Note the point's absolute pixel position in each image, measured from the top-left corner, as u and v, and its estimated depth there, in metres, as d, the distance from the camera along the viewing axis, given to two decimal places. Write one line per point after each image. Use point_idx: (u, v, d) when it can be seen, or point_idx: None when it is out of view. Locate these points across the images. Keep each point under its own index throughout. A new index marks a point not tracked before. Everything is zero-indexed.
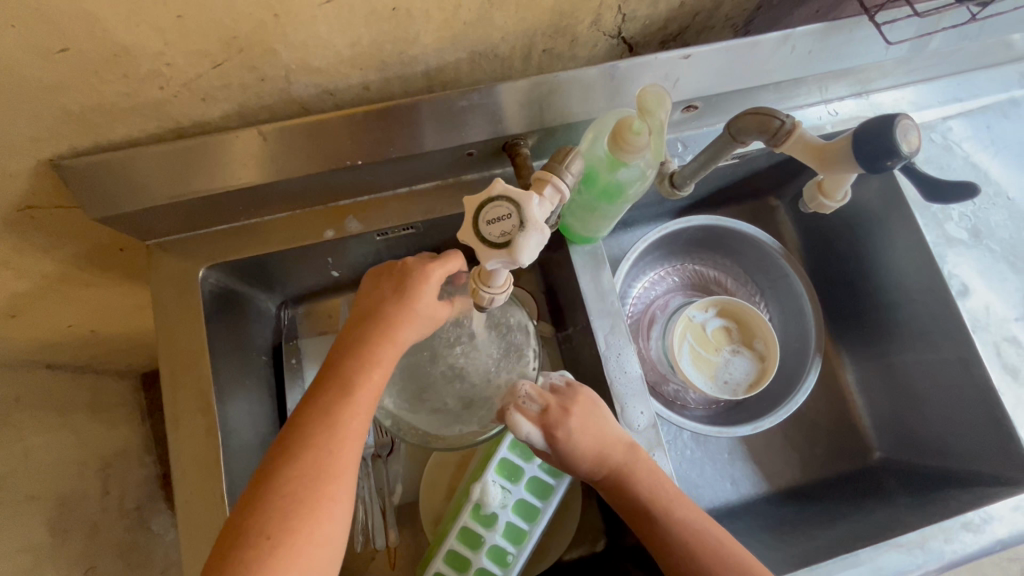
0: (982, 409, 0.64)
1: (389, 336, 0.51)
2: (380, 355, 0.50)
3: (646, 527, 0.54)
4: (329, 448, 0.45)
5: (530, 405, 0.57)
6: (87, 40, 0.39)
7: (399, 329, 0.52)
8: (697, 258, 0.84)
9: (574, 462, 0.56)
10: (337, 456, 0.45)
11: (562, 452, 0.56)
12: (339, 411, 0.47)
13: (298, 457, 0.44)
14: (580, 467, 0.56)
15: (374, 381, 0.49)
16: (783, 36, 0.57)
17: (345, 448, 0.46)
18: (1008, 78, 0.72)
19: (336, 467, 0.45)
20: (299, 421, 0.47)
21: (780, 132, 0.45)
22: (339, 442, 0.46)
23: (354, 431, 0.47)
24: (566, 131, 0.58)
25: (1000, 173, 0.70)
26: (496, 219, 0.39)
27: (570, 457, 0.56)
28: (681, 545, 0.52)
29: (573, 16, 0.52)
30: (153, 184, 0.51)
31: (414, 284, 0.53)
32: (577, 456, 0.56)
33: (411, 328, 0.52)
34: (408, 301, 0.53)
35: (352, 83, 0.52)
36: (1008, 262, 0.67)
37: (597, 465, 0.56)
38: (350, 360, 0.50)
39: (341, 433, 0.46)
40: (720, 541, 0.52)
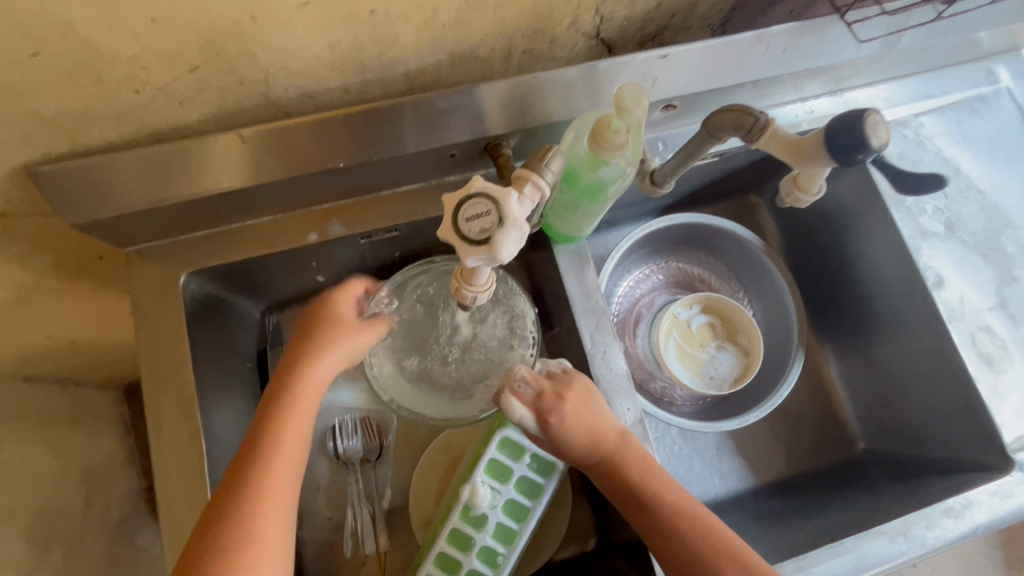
0: (960, 398, 0.66)
1: (310, 376, 0.51)
2: (304, 397, 0.50)
3: (638, 514, 0.54)
4: (267, 496, 0.45)
5: (526, 389, 0.57)
6: (59, 44, 0.39)
7: (321, 365, 0.52)
8: (681, 256, 0.84)
9: (566, 449, 0.56)
10: (256, 517, 0.44)
11: (554, 438, 0.56)
12: (258, 468, 0.46)
13: (240, 511, 0.44)
14: (572, 454, 0.57)
15: (294, 427, 0.49)
16: (757, 36, 0.58)
17: (267, 505, 0.44)
18: (977, 75, 0.74)
19: (273, 513, 0.44)
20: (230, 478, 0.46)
21: (754, 128, 0.46)
22: (259, 503, 0.44)
23: (277, 485, 0.45)
24: (548, 131, 0.59)
25: (971, 167, 0.71)
26: (477, 216, 0.39)
27: (562, 445, 0.56)
28: (673, 531, 0.52)
29: (552, 16, 0.53)
30: (129, 190, 0.51)
31: (330, 324, 0.55)
32: (569, 442, 0.56)
33: (332, 364, 0.53)
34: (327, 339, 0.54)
35: (332, 85, 0.52)
36: (981, 253, 0.69)
37: (589, 453, 0.56)
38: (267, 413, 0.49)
39: (261, 491, 0.45)
40: (710, 527, 0.53)
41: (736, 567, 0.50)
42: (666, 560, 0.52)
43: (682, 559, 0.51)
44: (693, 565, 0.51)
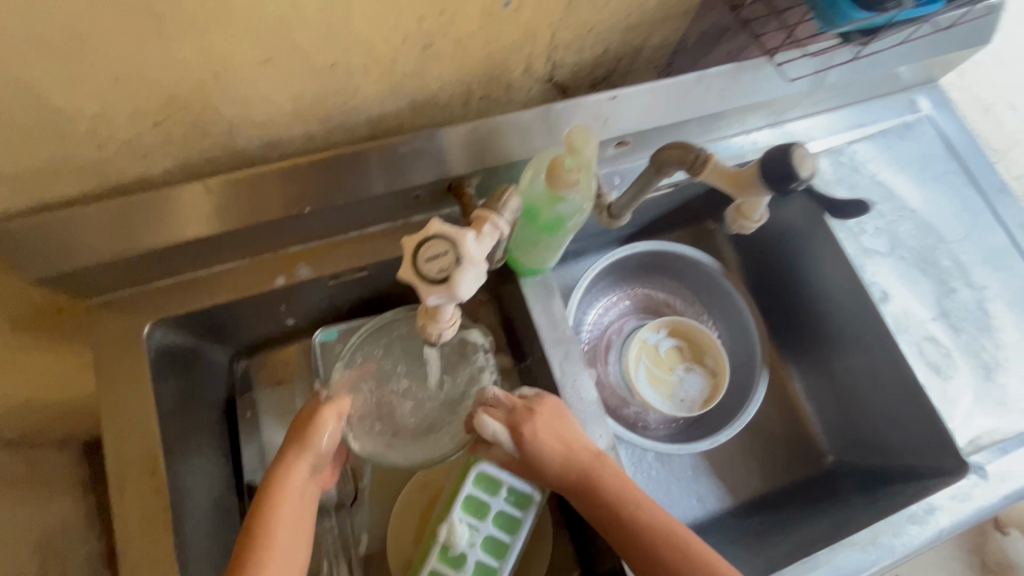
0: (914, 405, 0.69)
1: (277, 495, 0.53)
2: (274, 519, 0.51)
3: (617, 534, 0.55)
4: None
5: (499, 407, 0.61)
6: (20, 106, 0.40)
7: (295, 464, 0.55)
8: (646, 282, 0.86)
9: (542, 467, 0.58)
10: None
11: (529, 455, 0.58)
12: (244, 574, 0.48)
13: None
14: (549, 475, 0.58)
15: (274, 529, 0.51)
16: (698, 77, 0.63)
17: None
18: (901, 105, 0.81)
19: None
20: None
21: (696, 162, 0.50)
22: None
23: None
24: (508, 170, 0.61)
25: (903, 188, 0.77)
26: (433, 256, 0.41)
27: (536, 459, 0.58)
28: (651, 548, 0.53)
29: (506, 64, 0.56)
30: (88, 243, 0.50)
31: (296, 434, 0.57)
32: (544, 459, 0.58)
33: (302, 466, 0.55)
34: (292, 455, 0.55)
35: (297, 134, 0.53)
36: (920, 268, 0.73)
37: (567, 474, 0.58)
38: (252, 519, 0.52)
39: None
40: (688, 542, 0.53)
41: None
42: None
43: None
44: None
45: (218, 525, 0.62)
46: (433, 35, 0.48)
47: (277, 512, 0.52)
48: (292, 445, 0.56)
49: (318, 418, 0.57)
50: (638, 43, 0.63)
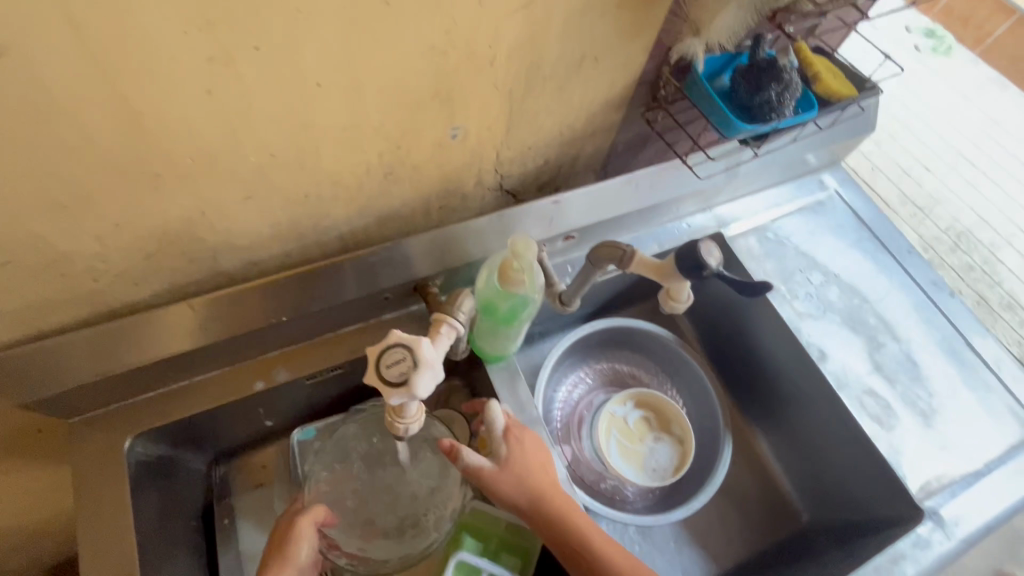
0: (866, 457, 0.73)
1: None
2: None
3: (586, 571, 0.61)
4: None
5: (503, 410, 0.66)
6: (29, 253, 0.45)
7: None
8: (610, 357, 0.91)
9: (518, 485, 0.62)
10: None
11: (515, 466, 0.62)
12: None
13: None
14: (521, 501, 0.62)
15: None
16: (628, 178, 0.73)
17: None
18: (812, 185, 0.93)
19: None
20: None
21: (624, 257, 0.57)
22: None
23: None
24: (468, 269, 0.68)
25: (826, 255, 0.87)
26: (395, 361, 0.46)
27: (513, 469, 0.62)
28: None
29: (459, 180, 0.65)
30: (74, 367, 0.54)
31: (278, 544, 0.60)
32: (525, 482, 0.62)
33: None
34: (272, 569, 0.58)
35: (275, 252, 0.60)
36: (850, 326, 0.81)
37: (540, 508, 0.62)
38: None
39: None
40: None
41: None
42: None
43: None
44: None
45: None
46: (393, 164, 0.57)
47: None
48: (274, 556, 0.59)
49: (297, 529, 0.60)
50: (574, 153, 0.73)
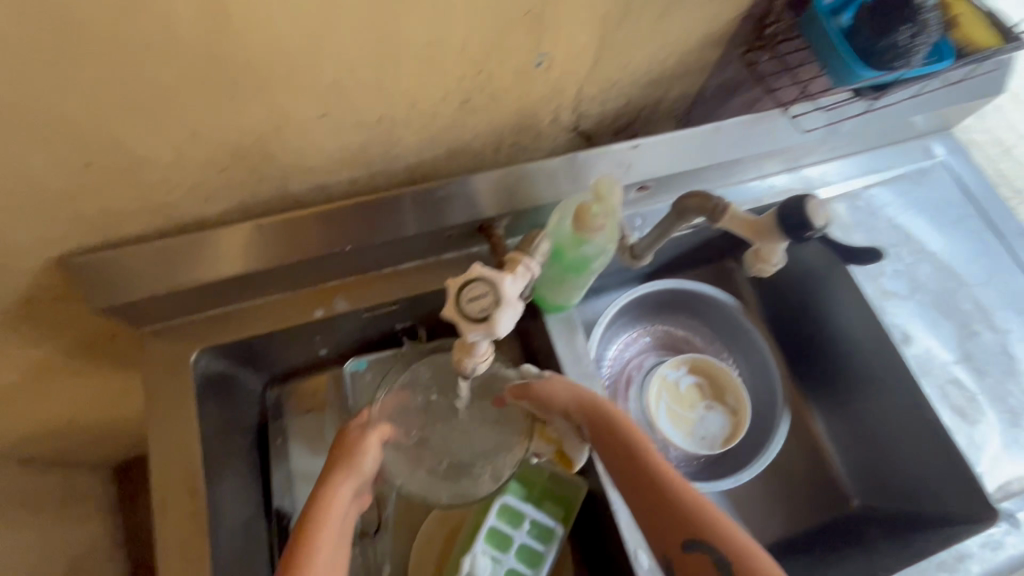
0: (939, 449, 0.69)
1: (322, 512, 0.51)
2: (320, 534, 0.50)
3: (630, 478, 0.54)
4: None
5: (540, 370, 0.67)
6: (109, 155, 0.45)
7: (341, 483, 0.54)
8: (666, 319, 0.88)
9: (563, 391, 0.60)
10: None
11: (558, 377, 0.61)
12: None
13: None
14: (570, 406, 0.59)
15: (321, 545, 0.49)
16: (716, 127, 0.67)
17: None
18: (916, 152, 0.83)
19: None
20: None
21: (716, 211, 0.53)
22: None
23: None
24: (535, 213, 0.65)
25: (922, 231, 0.79)
26: (476, 297, 0.44)
27: (564, 383, 0.60)
28: (660, 496, 0.52)
29: (535, 115, 0.60)
30: (149, 277, 0.55)
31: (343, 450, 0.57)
32: (572, 386, 0.60)
33: (350, 482, 0.54)
34: (337, 476, 0.54)
35: (342, 178, 0.58)
36: (940, 310, 0.74)
37: (590, 412, 0.59)
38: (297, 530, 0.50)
39: None
40: (703, 507, 0.50)
41: (722, 544, 0.48)
42: (652, 523, 0.52)
43: (669, 525, 0.51)
44: (681, 534, 0.50)
45: (247, 551, 0.63)
46: (471, 91, 0.53)
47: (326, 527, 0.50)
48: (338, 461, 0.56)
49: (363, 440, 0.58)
50: (659, 95, 0.67)
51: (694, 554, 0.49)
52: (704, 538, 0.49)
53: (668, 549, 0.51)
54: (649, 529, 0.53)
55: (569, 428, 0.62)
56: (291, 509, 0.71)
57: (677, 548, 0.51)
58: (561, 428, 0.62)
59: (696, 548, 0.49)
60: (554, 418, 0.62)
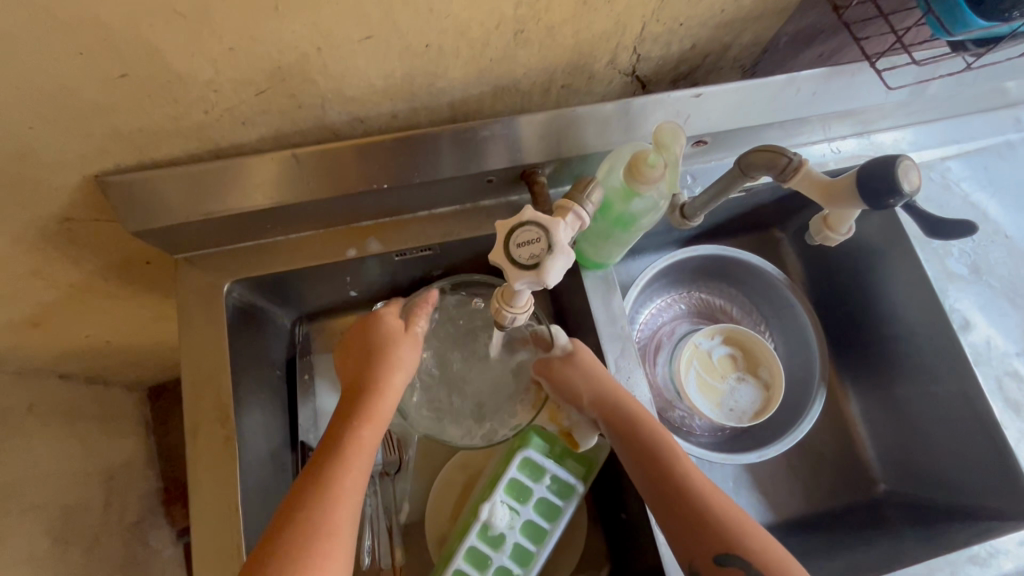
0: (984, 441, 0.65)
1: (355, 436, 0.54)
2: (362, 424, 0.56)
3: (659, 484, 0.55)
4: (334, 506, 0.50)
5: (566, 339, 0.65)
6: (145, 68, 0.42)
7: (391, 377, 0.58)
8: (704, 286, 0.84)
9: (584, 386, 0.61)
10: (332, 514, 0.49)
11: (583, 363, 0.62)
12: (338, 470, 0.52)
13: (318, 510, 0.49)
14: (587, 401, 0.61)
15: (365, 434, 0.55)
16: (788, 79, 0.61)
17: (341, 505, 0.50)
18: (1004, 123, 0.75)
19: (346, 509, 0.50)
20: (309, 483, 0.51)
21: (788, 168, 0.50)
22: (337, 499, 0.50)
23: (350, 487, 0.51)
24: (582, 162, 0.61)
25: (999, 211, 0.72)
26: (526, 242, 0.43)
27: (585, 377, 0.61)
28: (691, 505, 0.53)
29: (592, 55, 0.56)
30: (185, 201, 0.54)
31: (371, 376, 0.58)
32: (597, 380, 0.61)
33: (400, 374, 0.59)
34: (369, 398, 0.57)
35: (382, 111, 0.55)
36: (1007, 298, 0.69)
37: (609, 413, 0.60)
38: (342, 424, 0.56)
39: (338, 490, 0.51)
40: (735, 518, 0.52)
41: (754, 555, 0.50)
42: (682, 534, 0.52)
43: (700, 535, 0.51)
44: (714, 546, 0.51)
45: (272, 477, 0.65)
46: (526, 21, 0.49)
47: (358, 448, 0.54)
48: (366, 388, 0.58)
49: (390, 363, 0.59)
50: (728, 41, 0.61)
51: (726, 568, 0.50)
52: (737, 551, 0.50)
53: (697, 560, 0.52)
54: (677, 537, 0.53)
55: (583, 418, 0.64)
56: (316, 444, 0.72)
57: (708, 559, 0.51)
58: (575, 416, 0.64)
59: (728, 560, 0.50)
60: (568, 407, 0.64)
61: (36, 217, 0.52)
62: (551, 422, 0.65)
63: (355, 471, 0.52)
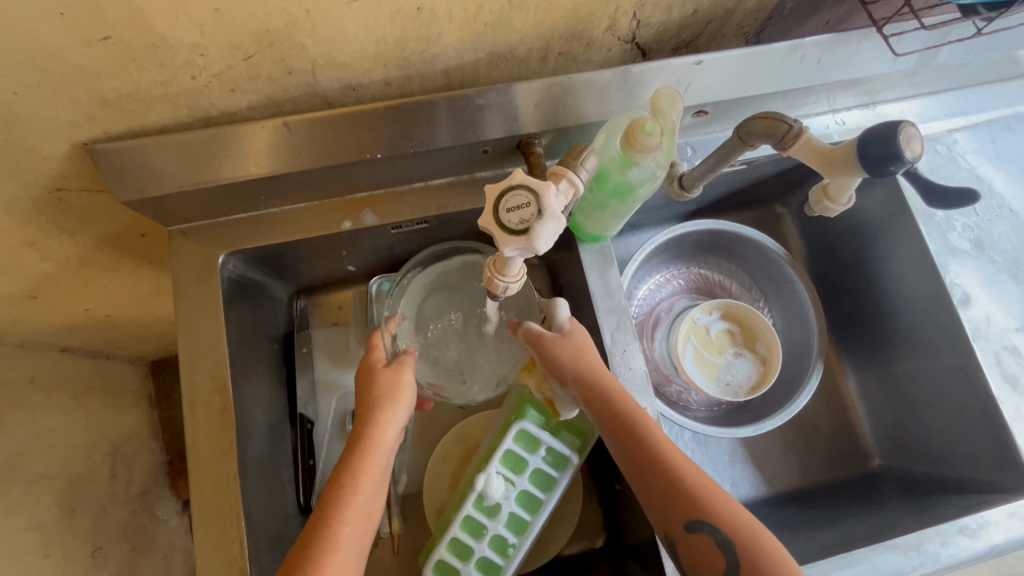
0: (979, 415, 0.65)
1: (351, 484, 0.51)
2: (360, 475, 0.52)
3: (632, 459, 0.54)
4: (327, 559, 0.47)
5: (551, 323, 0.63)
6: (127, 29, 0.41)
7: (383, 424, 0.55)
8: (703, 262, 0.84)
9: (575, 364, 0.58)
10: (324, 568, 0.46)
11: (577, 346, 0.59)
12: (331, 522, 0.49)
13: (309, 562, 0.46)
14: (572, 378, 0.57)
15: (363, 487, 0.51)
16: (793, 46, 0.59)
17: (334, 559, 0.47)
18: (1015, 94, 0.73)
19: (338, 565, 0.47)
20: (307, 535, 0.48)
21: (787, 136, 0.49)
22: (331, 556, 0.47)
23: (344, 541, 0.48)
24: (579, 132, 0.60)
25: (1004, 185, 0.71)
26: (517, 206, 0.43)
27: (575, 358, 0.58)
28: (663, 476, 0.52)
29: (590, 20, 0.54)
30: (176, 171, 0.53)
31: (361, 427, 0.55)
32: (586, 360, 0.58)
33: (393, 421, 0.56)
34: (362, 447, 0.54)
35: (375, 79, 0.54)
36: (1009, 273, 0.68)
37: (591, 389, 0.57)
38: (343, 470, 0.52)
39: (332, 544, 0.48)
40: (704, 488, 0.50)
41: (726, 525, 0.48)
42: (655, 505, 0.52)
43: (673, 506, 0.50)
44: (684, 515, 0.50)
45: (271, 447, 0.65)
46: None
47: (352, 499, 0.50)
48: (358, 441, 0.54)
49: (384, 407, 0.56)
50: (731, 6, 0.59)
51: (698, 535, 0.49)
52: (707, 519, 0.49)
53: (672, 529, 0.51)
54: (653, 510, 0.52)
55: (567, 395, 0.60)
56: (314, 416, 0.73)
57: (681, 528, 0.50)
58: (560, 392, 0.60)
59: (699, 527, 0.49)
60: (554, 382, 0.60)
61: (28, 187, 0.52)
62: (537, 391, 0.63)
63: (348, 522, 0.49)
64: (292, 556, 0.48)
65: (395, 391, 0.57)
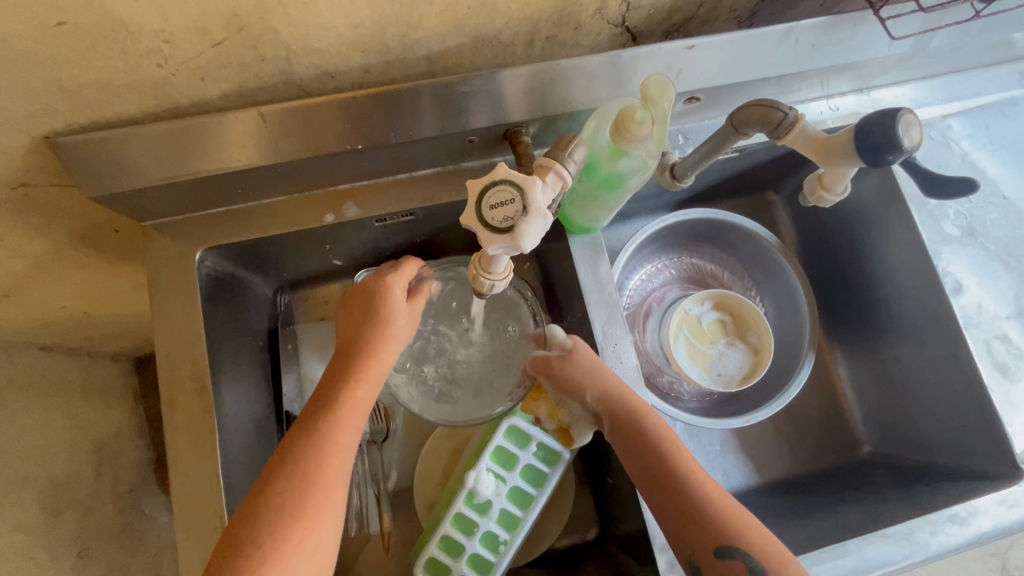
0: (970, 402, 0.65)
1: (347, 395, 0.52)
2: (358, 381, 0.53)
3: (654, 481, 0.53)
4: (329, 464, 0.48)
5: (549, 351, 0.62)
6: (84, 14, 0.39)
7: (384, 338, 0.56)
8: (695, 251, 0.83)
9: (589, 380, 0.58)
10: (326, 471, 0.47)
11: (586, 361, 0.59)
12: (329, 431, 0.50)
13: (305, 467, 0.47)
14: (590, 395, 0.58)
15: (358, 398, 0.53)
16: (788, 28, 0.57)
17: (335, 463, 0.48)
18: (1008, 78, 0.72)
19: (335, 473, 0.48)
20: (296, 443, 0.49)
21: (782, 124, 0.47)
22: (331, 458, 0.48)
23: (343, 446, 0.49)
24: (568, 119, 0.58)
25: (998, 172, 0.70)
26: (500, 203, 0.41)
27: (583, 378, 0.58)
28: (689, 501, 0.51)
29: (578, 4, 0.52)
30: (148, 165, 0.51)
31: (359, 339, 0.56)
32: (600, 376, 0.58)
33: (392, 339, 0.57)
34: (362, 357, 0.54)
35: (353, 65, 0.51)
36: (1001, 260, 0.68)
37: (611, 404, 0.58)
38: (335, 384, 0.53)
39: (330, 447, 0.49)
40: (732, 512, 0.50)
41: (754, 549, 0.48)
42: (680, 528, 0.51)
43: (698, 529, 0.50)
44: (713, 540, 0.49)
45: (257, 447, 0.64)
46: None
47: (349, 408, 0.51)
48: (358, 351, 0.55)
49: (379, 318, 0.56)
50: None
51: (727, 562, 0.48)
52: (738, 543, 0.48)
53: (698, 556, 0.50)
54: (677, 533, 0.51)
55: (583, 415, 0.60)
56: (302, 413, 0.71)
57: (709, 555, 0.49)
58: (575, 413, 0.61)
59: (729, 553, 0.48)
60: (569, 402, 0.60)
61: None
62: (550, 419, 0.61)
63: (344, 427, 0.50)
64: (279, 461, 0.48)
65: (394, 310, 0.57)
